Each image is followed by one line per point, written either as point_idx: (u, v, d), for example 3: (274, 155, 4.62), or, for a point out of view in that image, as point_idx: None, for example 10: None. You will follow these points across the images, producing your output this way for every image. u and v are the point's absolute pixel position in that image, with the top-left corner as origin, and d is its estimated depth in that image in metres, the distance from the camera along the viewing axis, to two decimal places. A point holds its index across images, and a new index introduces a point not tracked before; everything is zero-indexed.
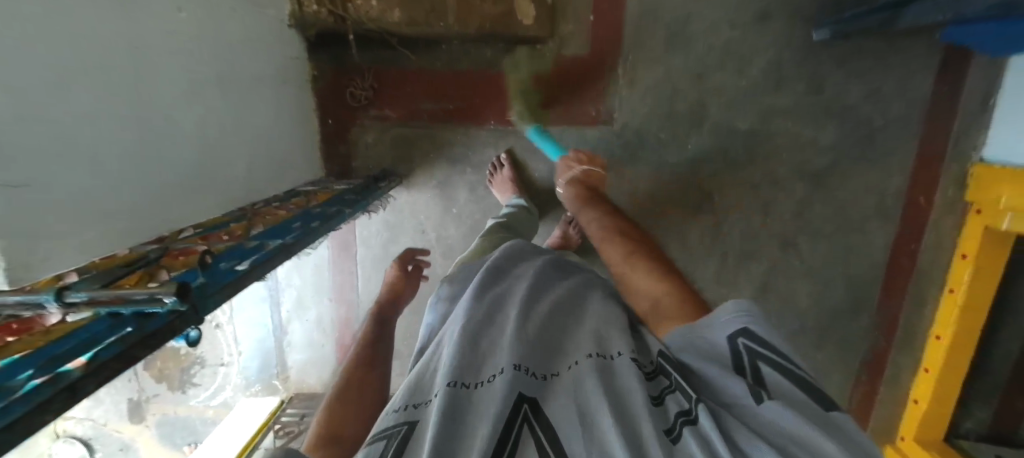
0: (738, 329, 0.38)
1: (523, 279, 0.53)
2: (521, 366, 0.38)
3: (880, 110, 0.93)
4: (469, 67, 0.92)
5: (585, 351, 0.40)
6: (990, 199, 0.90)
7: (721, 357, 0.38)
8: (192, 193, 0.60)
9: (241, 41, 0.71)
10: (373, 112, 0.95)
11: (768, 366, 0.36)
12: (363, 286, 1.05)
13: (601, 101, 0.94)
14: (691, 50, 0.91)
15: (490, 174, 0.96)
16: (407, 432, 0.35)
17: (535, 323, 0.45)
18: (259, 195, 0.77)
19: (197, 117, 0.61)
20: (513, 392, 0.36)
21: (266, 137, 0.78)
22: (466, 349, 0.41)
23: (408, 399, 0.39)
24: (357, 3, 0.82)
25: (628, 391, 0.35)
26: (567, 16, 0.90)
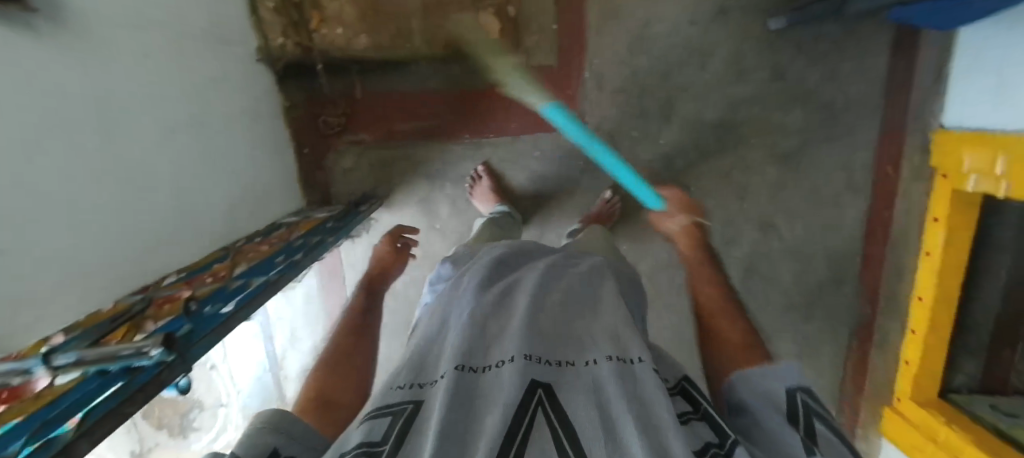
0: (797, 386, 0.48)
1: (535, 273, 0.61)
2: (531, 355, 0.43)
3: (841, 90, 0.96)
4: (440, 85, 0.93)
5: (605, 353, 0.45)
6: (953, 162, 0.93)
7: (779, 402, 0.47)
8: (176, 237, 0.61)
9: (210, 83, 0.71)
10: (348, 137, 0.95)
11: (822, 426, 0.44)
12: None
13: (572, 106, 0.96)
14: (655, 49, 0.93)
15: (470, 186, 0.97)
16: (413, 407, 0.40)
17: (545, 317, 0.51)
18: (241, 233, 0.77)
19: (170, 165, 0.61)
20: (525, 377, 0.40)
21: (244, 174, 0.79)
22: (475, 336, 0.48)
23: (416, 379, 0.45)
24: (323, 33, 0.85)
25: (651, 401, 0.39)
26: (531, 27, 0.90)
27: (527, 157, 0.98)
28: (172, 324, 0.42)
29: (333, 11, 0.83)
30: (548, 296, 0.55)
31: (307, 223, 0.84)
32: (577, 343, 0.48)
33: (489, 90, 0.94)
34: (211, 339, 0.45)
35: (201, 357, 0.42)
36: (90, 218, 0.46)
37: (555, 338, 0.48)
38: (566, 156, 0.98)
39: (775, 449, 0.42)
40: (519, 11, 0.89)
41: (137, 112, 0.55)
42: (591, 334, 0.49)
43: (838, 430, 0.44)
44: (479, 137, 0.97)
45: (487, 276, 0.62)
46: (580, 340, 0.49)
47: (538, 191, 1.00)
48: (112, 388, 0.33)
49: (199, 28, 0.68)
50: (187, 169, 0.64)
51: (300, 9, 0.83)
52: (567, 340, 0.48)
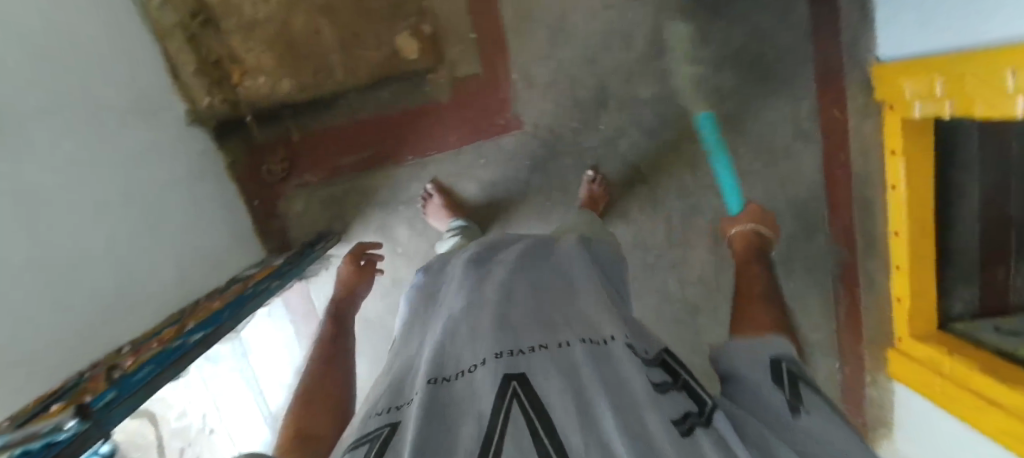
0: (782, 353, 0.50)
1: (501, 271, 0.62)
2: (503, 351, 0.43)
3: (769, 44, 0.96)
4: (372, 113, 0.95)
5: (577, 336, 0.47)
6: (895, 92, 0.91)
7: (765, 369, 0.48)
8: (123, 311, 0.61)
9: (137, 153, 0.72)
10: (294, 181, 0.97)
11: (806, 387, 0.46)
12: None
13: (506, 110, 0.96)
14: (576, 39, 0.93)
15: (423, 206, 0.97)
16: (389, 428, 0.37)
17: (518, 310, 0.52)
18: (198, 294, 0.77)
19: (108, 237, 0.62)
20: (498, 374, 0.39)
21: (190, 236, 0.79)
22: (445, 350, 0.46)
23: (392, 402, 0.43)
24: (246, 86, 0.87)
25: (629, 380, 0.41)
26: (451, 40, 0.92)
27: (473, 166, 0.99)
28: (97, 393, 0.40)
29: (252, 63, 0.85)
30: (517, 288, 0.57)
31: (261, 273, 0.82)
32: (549, 326, 0.49)
33: (420, 109, 0.95)
34: (132, 403, 0.42)
35: (122, 421, 0.40)
36: (27, 304, 0.47)
37: (531, 326, 0.49)
38: (511, 159, 0.99)
39: (763, 412, 0.43)
40: (435, 27, 0.90)
41: (63, 194, 0.56)
42: (564, 319, 0.51)
43: (822, 392, 0.46)
44: (422, 156, 0.98)
45: (462, 280, 0.63)
46: (555, 324, 0.50)
47: (491, 198, 1.01)
48: (40, 449, 0.30)
49: (115, 100, 0.70)
50: (127, 243, 0.65)
51: (220, 66, 0.85)
52: (539, 325, 0.50)
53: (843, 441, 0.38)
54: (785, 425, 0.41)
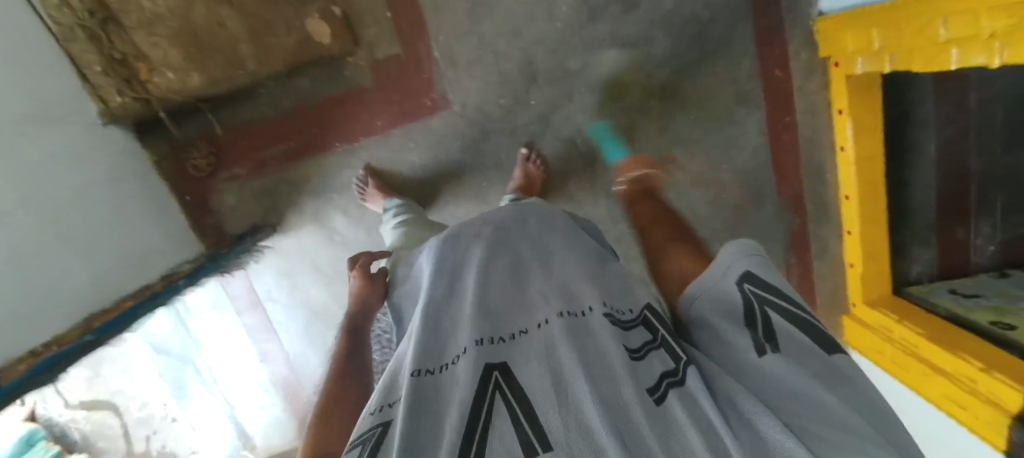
0: (742, 276, 0.42)
1: (476, 245, 0.55)
2: (483, 340, 0.39)
3: (703, 3, 0.93)
4: (296, 104, 0.94)
5: (554, 310, 0.42)
6: (838, 47, 0.89)
7: (732, 305, 0.42)
8: (70, 312, 0.64)
9: (51, 159, 0.71)
10: (223, 175, 0.98)
11: (775, 314, 0.39)
12: (280, 335, 1.09)
13: (432, 90, 0.94)
14: (496, 11, 0.90)
15: (360, 190, 0.96)
16: (381, 431, 0.33)
17: (495, 292, 0.47)
18: (117, 292, 0.76)
19: (34, 235, 0.62)
20: (478, 364, 0.36)
21: (114, 236, 0.79)
22: (428, 334, 0.42)
23: (382, 398, 0.38)
24: (156, 82, 0.85)
25: (607, 350, 0.36)
26: (365, 21, 0.90)
27: (403, 150, 0.97)
28: None
29: (159, 58, 0.82)
30: (495, 266, 0.51)
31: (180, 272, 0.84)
32: (529, 307, 0.45)
33: (342, 96, 0.93)
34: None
35: None
36: None
37: (511, 307, 0.45)
38: (441, 141, 0.97)
39: (731, 362, 0.39)
40: (346, 9, 0.88)
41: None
42: (541, 294, 0.47)
43: (797, 310, 0.40)
44: (350, 142, 0.96)
45: (438, 253, 0.55)
46: (535, 303, 0.45)
47: (426, 182, 0.99)
48: None
49: (24, 105, 0.68)
50: (59, 249, 0.66)
51: (127, 64, 0.83)
52: (518, 307, 0.45)
53: (811, 380, 0.34)
54: (753, 372, 0.36)
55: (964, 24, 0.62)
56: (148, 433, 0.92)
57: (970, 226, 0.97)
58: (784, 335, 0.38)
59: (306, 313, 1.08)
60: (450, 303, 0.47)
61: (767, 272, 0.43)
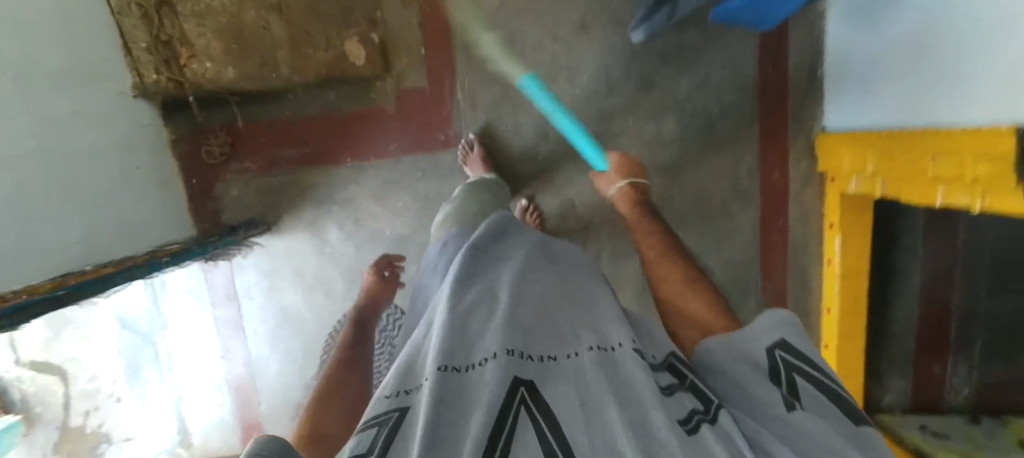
0: (776, 342, 0.41)
1: (510, 267, 0.52)
2: (514, 350, 0.37)
3: (714, 98, 1.00)
4: (318, 111, 0.97)
5: (585, 344, 0.40)
6: (837, 164, 0.95)
7: (758, 363, 0.40)
8: (49, 262, 0.64)
9: (71, 116, 0.73)
10: (233, 166, 0.99)
11: (804, 379, 0.38)
12: (246, 335, 1.06)
13: (449, 126, 0.98)
14: (521, 67, 0.96)
15: (462, 155, 0.97)
16: (397, 418, 0.31)
17: (526, 312, 0.44)
18: (102, 257, 0.76)
19: (38, 182, 0.65)
20: (506, 373, 0.33)
21: (111, 199, 0.81)
22: (455, 329, 0.40)
23: (398, 385, 0.36)
24: (194, 68, 0.89)
25: (634, 380, 0.34)
26: (400, 53, 0.96)
27: (409, 178, 0.99)
28: None
29: (201, 47, 0.87)
30: (527, 287, 0.48)
31: (167, 248, 0.85)
32: (559, 337, 0.42)
33: (364, 114, 0.98)
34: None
35: None
36: None
37: (541, 330, 0.42)
38: (447, 176, 0.99)
39: (753, 405, 0.36)
40: (386, 39, 0.95)
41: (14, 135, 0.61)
42: (573, 328, 0.44)
43: (829, 379, 0.38)
44: (360, 159, 0.99)
45: (471, 260, 0.53)
46: (565, 336, 0.42)
47: (425, 212, 1.00)
48: None
49: (58, 65, 0.71)
50: (56, 202, 0.68)
51: (170, 46, 0.87)
52: (548, 334, 0.42)
53: (839, 440, 0.31)
54: (778, 421, 0.33)
55: (946, 162, 0.67)
56: (88, 409, 0.81)
57: (947, 364, 0.95)
58: (815, 399, 0.36)
59: (279, 318, 1.05)
60: (483, 305, 0.44)
61: (801, 340, 0.42)
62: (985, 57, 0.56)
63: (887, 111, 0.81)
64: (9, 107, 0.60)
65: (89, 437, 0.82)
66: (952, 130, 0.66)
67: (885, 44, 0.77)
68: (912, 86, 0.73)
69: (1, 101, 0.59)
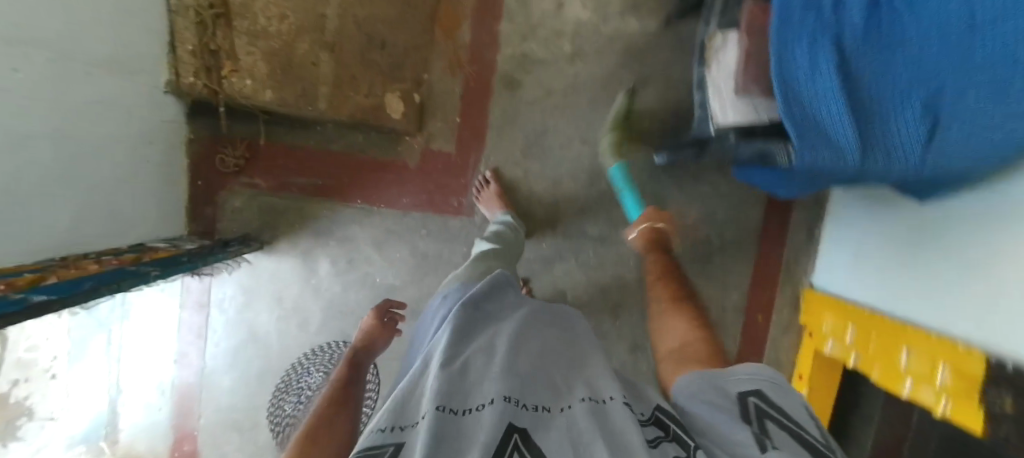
0: (751, 389, 0.43)
1: (509, 324, 0.56)
2: (510, 398, 0.41)
3: (717, 232, 1.05)
4: (341, 149, 0.99)
5: (578, 396, 0.44)
6: (816, 321, 1.00)
7: (732, 407, 0.42)
8: (50, 245, 0.64)
9: (100, 103, 0.71)
10: (242, 179, 0.99)
11: (777, 425, 0.39)
12: (208, 345, 1.03)
13: (464, 194, 1.00)
14: (546, 158, 1.00)
15: (477, 191, 0.99)
16: (393, 452, 0.36)
17: (525, 365, 0.48)
18: (89, 247, 0.73)
19: (54, 176, 0.63)
20: (503, 419, 0.38)
21: (117, 189, 0.79)
22: (454, 375, 0.44)
23: (394, 420, 0.40)
24: (233, 81, 0.85)
25: (623, 433, 0.38)
26: (436, 116, 0.99)
27: (413, 233, 1.00)
28: None
29: (246, 64, 0.84)
30: (526, 344, 0.52)
31: (160, 251, 0.82)
32: (553, 389, 0.46)
33: (386, 163, 0.99)
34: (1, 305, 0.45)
35: None
36: None
37: (537, 381, 0.46)
38: (450, 240, 1.01)
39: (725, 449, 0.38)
40: (426, 100, 0.99)
41: (44, 126, 0.60)
42: (568, 382, 0.47)
43: (799, 426, 0.39)
44: (370, 203, 1.00)
45: (470, 315, 0.58)
46: (559, 387, 0.46)
47: (419, 269, 1.01)
48: None
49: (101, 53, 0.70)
50: (68, 191, 0.67)
51: (216, 56, 0.84)
52: (543, 385, 0.46)
53: None
54: None
55: (920, 362, 0.73)
56: (18, 378, 0.66)
57: None
58: (789, 441, 0.37)
59: (246, 338, 1.02)
60: (483, 354, 0.49)
61: None
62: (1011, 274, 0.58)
63: (888, 276, 0.84)
64: (47, 95, 0.60)
65: (10, 410, 0.66)
66: (943, 337, 0.70)
67: (911, 215, 0.79)
68: (927, 257, 0.75)
69: (43, 89, 0.59)
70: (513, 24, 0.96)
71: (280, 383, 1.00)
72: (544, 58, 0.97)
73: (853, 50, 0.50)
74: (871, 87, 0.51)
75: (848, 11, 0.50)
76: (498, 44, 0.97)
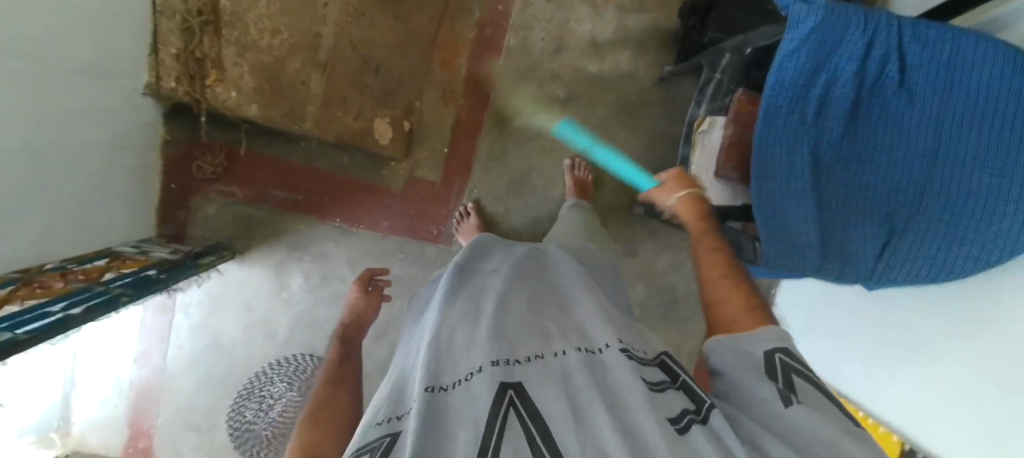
0: (773, 346, 0.39)
1: (490, 285, 0.54)
2: (499, 360, 0.38)
3: (682, 280, 1.06)
4: (324, 168, 0.98)
5: (573, 345, 0.42)
6: None
7: (754, 363, 0.39)
8: (20, 258, 0.61)
9: (84, 106, 0.67)
10: (218, 187, 0.97)
11: (801, 380, 0.37)
12: (171, 348, 0.99)
13: (443, 222, 1.01)
14: (530, 196, 1.01)
15: (456, 221, 0.99)
16: (389, 444, 0.32)
17: (512, 324, 0.45)
18: (57, 254, 0.70)
19: (39, 189, 0.61)
20: (493, 383, 0.35)
21: (93, 192, 0.75)
22: (439, 346, 0.42)
23: (390, 412, 0.37)
24: (216, 91, 0.79)
25: (624, 385, 0.36)
26: (423, 144, 0.99)
27: (390, 256, 1.01)
28: None
29: (231, 74, 0.78)
30: (512, 298, 0.50)
31: (129, 261, 0.80)
32: (543, 337, 0.44)
33: (368, 185, 0.99)
34: None
35: None
36: None
37: (525, 336, 0.43)
38: (426, 265, 1.02)
39: (751, 411, 0.36)
40: (415, 128, 0.98)
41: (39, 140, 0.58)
42: (560, 330, 0.45)
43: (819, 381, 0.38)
44: (348, 223, 0.99)
45: (451, 282, 0.56)
46: (551, 334, 0.44)
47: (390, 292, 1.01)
48: None
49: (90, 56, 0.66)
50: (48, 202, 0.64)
51: (201, 64, 0.78)
52: (532, 335, 0.43)
53: (840, 432, 0.33)
54: (779, 423, 0.34)
55: None
56: None
57: None
58: (818, 396, 0.36)
59: (208, 346, 1.00)
60: (468, 319, 0.46)
61: None
62: (925, 362, 0.69)
63: (839, 319, 0.89)
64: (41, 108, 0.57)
65: None
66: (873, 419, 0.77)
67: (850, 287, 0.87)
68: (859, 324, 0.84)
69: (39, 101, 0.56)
70: (511, 63, 0.96)
71: (243, 390, 0.98)
72: (537, 99, 0.98)
73: (826, 152, 0.60)
74: (829, 185, 0.60)
75: (831, 117, 0.59)
76: (494, 80, 0.97)
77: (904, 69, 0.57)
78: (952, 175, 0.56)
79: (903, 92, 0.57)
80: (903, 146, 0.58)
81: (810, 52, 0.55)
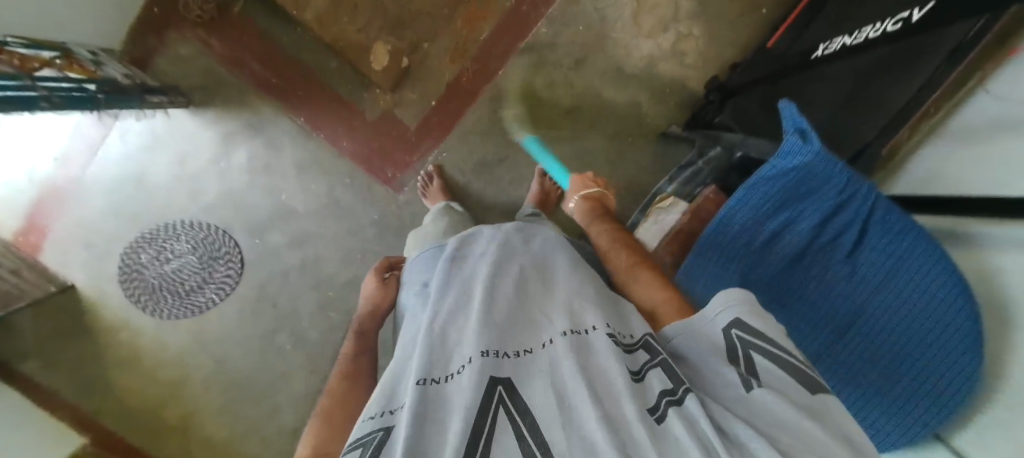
0: (731, 320, 0.34)
1: (483, 258, 0.50)
2: (490, 351, 0.36)
3: None
4: (308, 63, 0.95)
5: (558, 329, 0.37)
6: None
7: (712, 347, 0.34)
8: None
9: None
10: (199, 34, 0.93)
11: (761, 356, 0.32)
12: (95, 162, 0.98)
13: (400, 169, 0.98)
14: (493, 184, 0.97)
15: (422, 186, 0.96)
16: (382, 439, 0.31)
17: (501, 307, 0.41)
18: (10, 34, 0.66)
19: None
20: (483, 375, 0.33)
21: None
22: (432, 341, 0.39)
23: (385, 404, 0.35)
24: None
25: (605, 371, 0.32)
26: (414, 86, 0.95)
27: (336, 176, 0.98)
28: None
29: None
30: (501, 279, 0.45)
31: (74, 68, 0.76)
32: (533, 325, 0.40)
33: (343, 101, 0.96)
34: None
35: None
36: None
37: (513, 327, 0.40)
38: (368, 201, 0.99)
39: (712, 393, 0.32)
40: (411, 65, 0.94)
41: None
42: (546, 315, 0.41)
43: (790, 351, 0.32)
44: (310, 126, 0.97)
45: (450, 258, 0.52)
46: (539, 322, 0.40)
47: (320, 208, 0.98)
48: None
49: None
50: None
51: None
52: (520, 326, 0.40)
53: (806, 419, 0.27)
54: (740, 407, 0.29)
55: None
56: None
57: None
58: (785, 373, 0.31)
59: (132, 178, 0.98)
60: (459, 310, 0.42)
61: None
62: None
63: None
64: None
65: None
66: None
67: None
68: None
69: None
70: (530, 50, 0.93)
71: (145, 234, 0.98)
72: (540, 96, 0.94)
73: (756, 284, 0.58)
74: None
75: (773, 253, 0.57)
76: (507, 58, 0.93)
77: (860, 238, 0.51)
78: (852, 372, 0.51)
79: (847, 263, 0.52)
80: (825, 310, 0.54)
81: (782, 185, 0.52)
